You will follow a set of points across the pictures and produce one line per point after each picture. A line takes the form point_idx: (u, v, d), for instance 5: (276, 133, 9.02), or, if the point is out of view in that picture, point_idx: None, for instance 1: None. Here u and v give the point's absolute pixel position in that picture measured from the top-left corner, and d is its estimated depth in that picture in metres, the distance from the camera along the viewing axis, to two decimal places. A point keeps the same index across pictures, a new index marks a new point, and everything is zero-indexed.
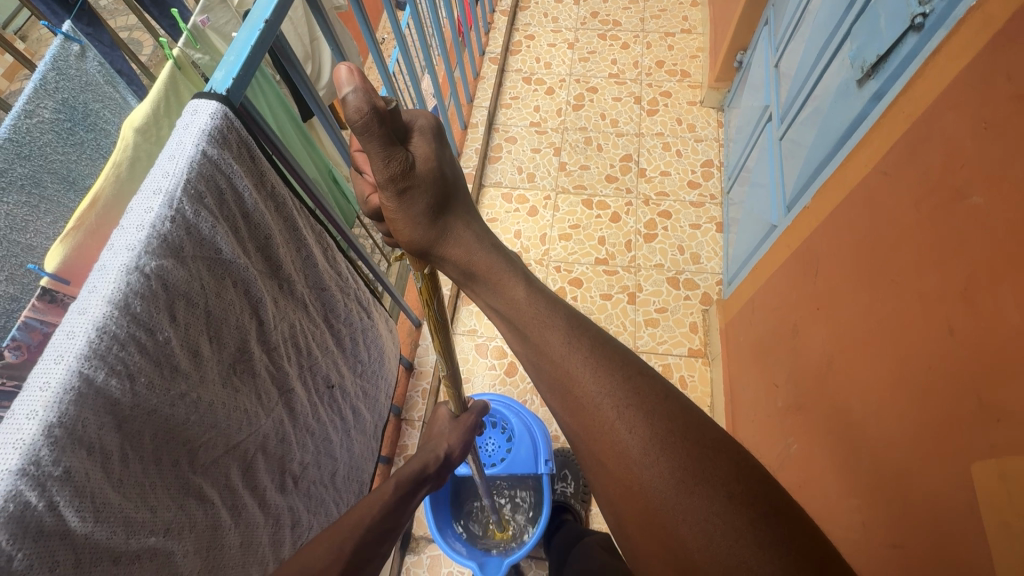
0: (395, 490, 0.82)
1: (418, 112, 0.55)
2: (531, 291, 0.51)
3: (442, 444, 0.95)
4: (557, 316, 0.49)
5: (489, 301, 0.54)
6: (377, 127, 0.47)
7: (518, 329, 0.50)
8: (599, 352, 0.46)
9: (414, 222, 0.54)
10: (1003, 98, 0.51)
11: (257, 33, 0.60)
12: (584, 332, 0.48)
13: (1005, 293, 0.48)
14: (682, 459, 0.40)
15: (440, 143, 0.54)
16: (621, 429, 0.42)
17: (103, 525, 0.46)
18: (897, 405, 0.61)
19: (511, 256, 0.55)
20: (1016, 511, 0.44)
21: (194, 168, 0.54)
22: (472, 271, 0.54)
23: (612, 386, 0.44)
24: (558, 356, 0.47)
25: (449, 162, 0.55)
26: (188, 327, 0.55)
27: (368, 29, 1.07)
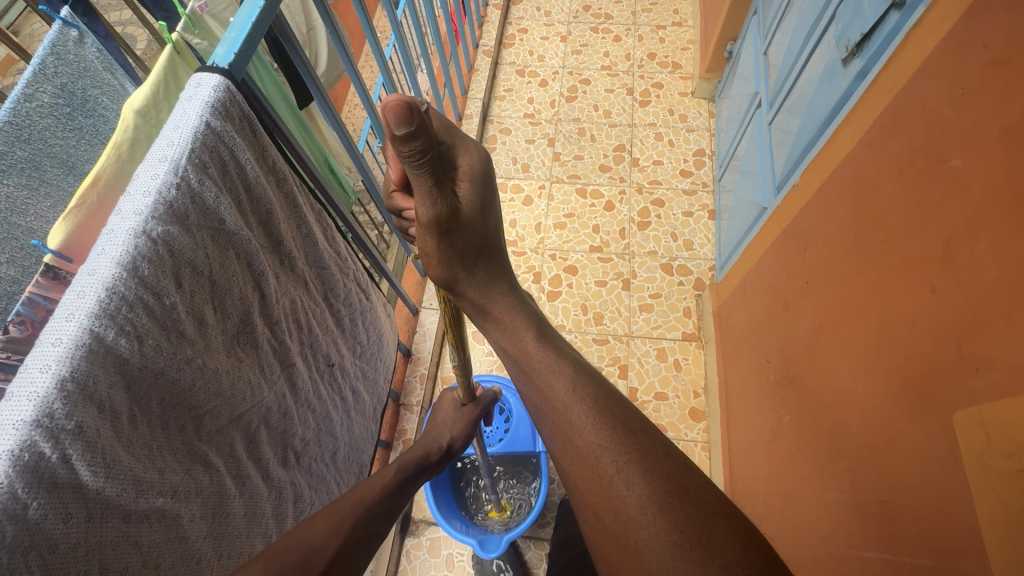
0: (396, 472, 0.83)
1: (468, 153, 0.58)
2: (539, 342, 0.58)
3: (444, 434, 0.97)
4: (565, 363, 0.56)
5: (498, 340, 0.61)
6: (427, 162, 0.50)
7: (526, 372, 0.57)
8: (600, 404, 0.51)
9: (446, 259, 0.58)
10: (979, 64, 0.53)
11: (257, 11, 0.62)
12: (587, 384, 0.54)
13: (983, 248, 0.50)
14: (679, 521, 0.43)
15: (482, 188, 0.58)
16: (619, 485, 0.46)
17: (114, 481, 0.47)
18: (883, 366, 0.64)
19: (523, 299, 0.63)
20: (995, 453, 0.46)
21: (198, 138, 0.55)
22: (486, 310, 0.61)
23: (613, 439, 0.48)
24: (563, 403, 0.52)
25: (489, 206, 0.59)
26: (193, 294, 0.56)
27: (366, 17, 1.08)
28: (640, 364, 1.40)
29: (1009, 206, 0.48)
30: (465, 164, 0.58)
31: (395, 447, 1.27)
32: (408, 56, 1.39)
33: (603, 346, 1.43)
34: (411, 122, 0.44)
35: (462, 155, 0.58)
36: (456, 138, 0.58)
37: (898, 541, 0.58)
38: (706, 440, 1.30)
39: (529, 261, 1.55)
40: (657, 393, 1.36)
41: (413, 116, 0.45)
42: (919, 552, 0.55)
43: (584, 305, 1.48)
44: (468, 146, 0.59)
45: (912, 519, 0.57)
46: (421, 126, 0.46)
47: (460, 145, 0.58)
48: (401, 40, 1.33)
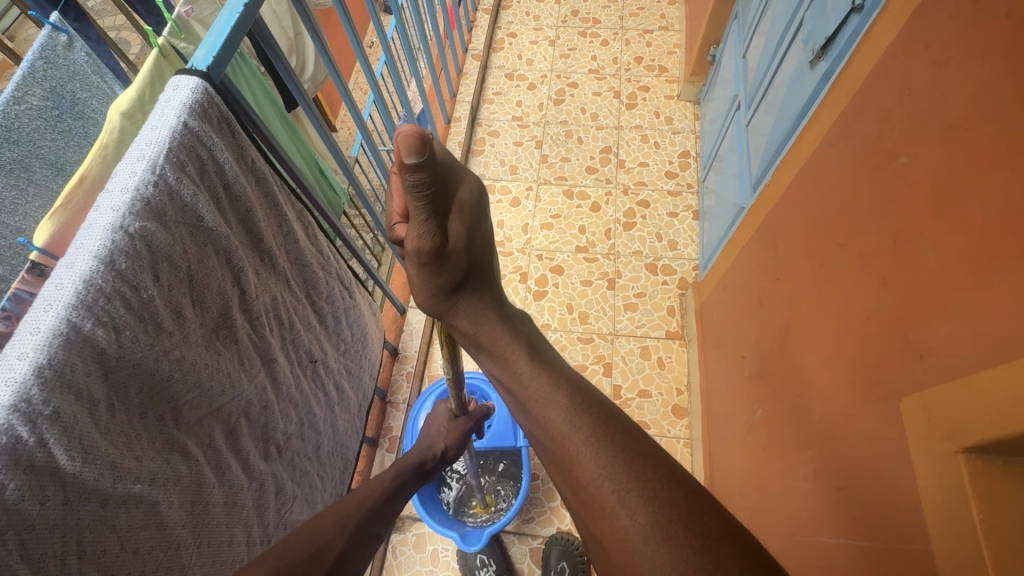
0: (394, 476, 0.87)
1: (464, 183, 0.57)
2: (534, 367, 0.57)
3: (438, 442, 0.99)
4: (560, 392, 0.54)
5: (494, 370, 0.60)
6: (428, 191, 0.52)
7: (521, 401, 0.56)
8: (600, 431, 0.49)
9: (428, 292, 0.60)
10: (923, 65, 0.55)
11: (237, 16, 0.64)
12: (585, 409, 0.52)
13: (925, 241, 0.53)
14: (683, 551, 0.42)
15: (474, 222, 0.57)
16: (622, 515, 0.44)
17: (91, 466, 0.49)
18: (842, 356, 0.66)
19: (516, 327, 0.61)
20: (934, 436, 0.48)
21: (176, 138, 0.57)
22: (477, 341, 0.61)
23: (614, 468, 0.47)
24: (560, 433, 0.51)
25: (479, 241, 0.59)
26: (171, 288, 0.58)
27: (351, 29, 1.11)
28: (624, 363, 1.42)
29: (947, 200, 0.50)
30: (464, 198, 0.56)
31: (381, 445, 1.29)
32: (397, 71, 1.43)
33: (588, 344, 1.45)
34: (423, 152, 0.47)
35: (462, 188, 0.56)
36: (459, 169, 0.57)
37: (855, 526, 0.60)
38: (688, 436, 1.32)
39: (516, 261, 1.58)
40: (641, 391, 1.38)
41: (425, 146, 0.48)
42: (873, 535, 0.57)
43: (570, 304, 1.50)
44: (470, 179, 0.58)
45: (866, 503, 0.59)
46: (431, 159, 0.49)
47: (461, 177, 0.57)
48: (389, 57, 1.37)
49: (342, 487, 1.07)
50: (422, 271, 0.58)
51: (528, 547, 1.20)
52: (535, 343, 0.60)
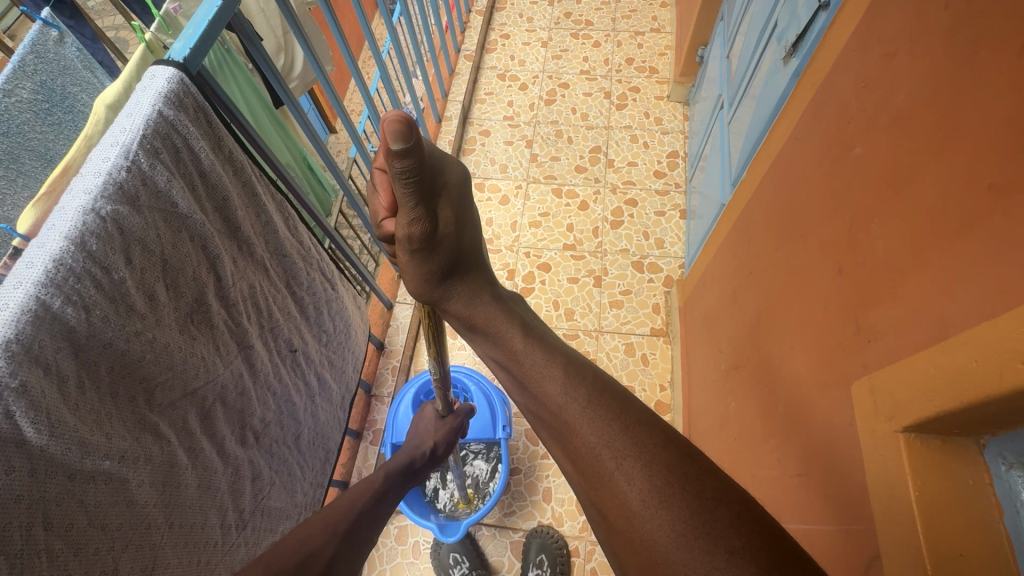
0: (384, 477, 0.89)
1: (449, 167, 0.58)
2: (527, 344, 0.55)
3: (427, 441, 1.00)
4: (555, 367, 0.52)
5: (489, 350, 0.59)
6: (415, 178, 0.50)
7: (518, 378, 0.54)
8: (595, 401, 0.47)
9: (420, 279, 0.59)
10: (876, 59, 0.57)
11: (216, 9, 0.65)
12: (580, 381, 0.50)
13: (874, 229, 0.54)
14: (683, 511, 0.39)
15: (459, 207, 0.59)
16: (620, 481, 0.42)
17: (58, 441, 0.51)
18: (804, 345, 0.67)
19: (510, 307, 0.61)
20: (879, 418, 0.49)
21: (150, 125, 0.59)
22: (473, 324, 0.60)
23: (610, 435, 0.45)
24: (556, 405, 0.49)
25: (466, 225, 0.60)
26: (144, 272, 0.60)
27: (334, 20, 1.11)
28: (608, 359, 1.43)
29: (893, 189, 0.51)
30: (448, 184, 0.57)
31: (365, 437, 1.30)
32: (393, 89, 1.45)
33: (573, 340, 1.46)
34: (409, 139, 0.45)
35: (446, 174, 0.57)
36: (440, 156, 0.57)
37: (812, 511, 0.62)
38: None
39: (503, 258, 1.59)
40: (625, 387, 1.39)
41: (411, 132, 0.45)
42: (827, 519, 0.58)
43: (556, 301, 1.52)
44: (451, 163, 0.59)
45: (821, 488, 0.60)
46: (418, 145, 0.47)
47: (444, 163, 0.57)
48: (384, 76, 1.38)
49: (323, 477, 1.08)
50: (414, 257, 0.57)
51: (509, 540, 1.21)
52: (528, 323, 0.59)
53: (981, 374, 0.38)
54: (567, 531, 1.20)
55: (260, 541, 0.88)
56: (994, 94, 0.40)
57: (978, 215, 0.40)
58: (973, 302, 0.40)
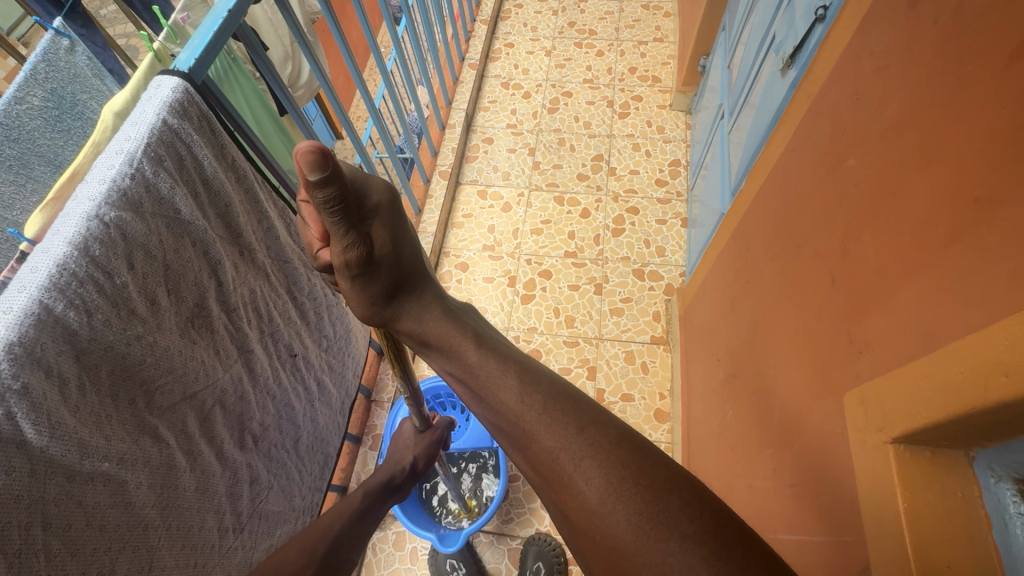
0: (364, 496, 0.88)
1: (372, 184, 0.57)
2: (481, 354, 0.55)
3: (407, 456, 1.00)
4: (510, 374, 0.52)
5: (443, 365, 0.58)
6: (340, 206, 0.48)
7: (473, 390, 0.54)
8: (551, 407, 0.48)
9: (366, 302, 0.58)
10: (868, 71, 0.58)
11: (219, 21, 0.67)
12: (536, 388, 0.50)
13: (866, 240, 0.54)
14: (637, 504, 0.40)
15: (392, 220, 0.58)
16: (578, 481, 0.42)
17: (58, 442, 0.52)
18: (798, 355, 0.67)
19: (461, 318, 0.60)
20: (870, 429, 0.49)
21: (154, 134, 0.61)
22: (425, 340, 0.59)
23: (567, 438, 0.45)
24: (512, 414, 0.49)
25: (403, 237, 0.59)
26: (146, 276, 0.61)
27: (339, 32, 1.13)
28: (608, 367, 1.43)
29: (884, 201, 0.51)
30: (377, 205, 0.56)
31: (364, 442, 1.31)
32: (398, 100, 1.46)
33: (573, 348, 1.46)
34: (327, 168, 0.43)
35: (373, 196, 0.56)
36: (366, 177, 0.56)
37: (805, 522, 0.62)
38: (669, 440, 1.33)
39: (505, 265, 1.60)
40: (624, 395, 1.39)
41: (328, 161, 0.43)
42: (819, 529, 0.58)
43: (557, 308, 1.52)
44: (377, 182, 0.58)
45: (814, 497, 0.60)
46: (337, 172, 0.45)
47: (370, 184, 0.56)
48: (390, 89, 1.40)
49: (321, 482, 1.09)
50: (354, 283, 0.56)
51: (506, 547, 1.21)
52: (481, 332, 0.58)
53: (966, 386, 0.38)
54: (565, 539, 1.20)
55: (258, 543, 0.89)
56: (979, 110, 0.40)
57: (964, 228, 0.41)
58: (959, 315, 0.40)
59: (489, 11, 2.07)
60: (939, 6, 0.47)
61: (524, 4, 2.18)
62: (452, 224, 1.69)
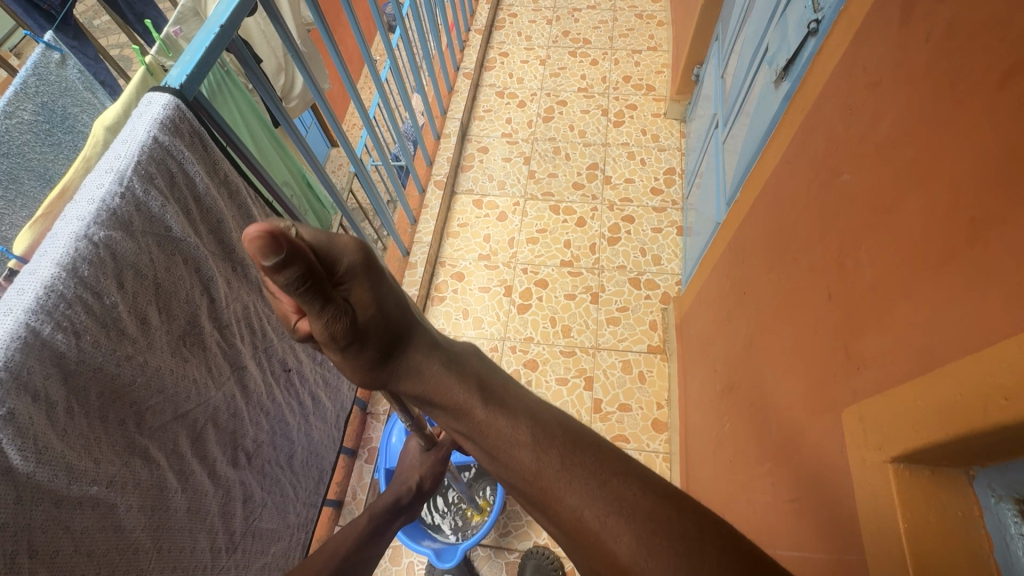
0: (367, 520, 0.88)
1: (343, 248, 0.52)
2: (488, 411, 0.52)
3: (413, 476, 0.98)
4: (522, 430, 0.50)
5: (450, 423, 0.55)
6: (308, 284, 0.47)
7: (485, 449, 0.51)
8: (568, 461, 0.46)
9: (361, 370, 0.56)
10: (862, 86, 0.58)
11: (212, 36, 0.67)
12: (550, 441, 0.48)
13: (862, 255, 0.54)
14: (671, 559, 0.39)
15: (372, 281, 0.54)
16: (607, 540, 0.42)
17: (45, 467, 0.51)
18: (796, 369, 0.67)
19: (462, 367, 0.56)
20: (867, 446, 0.49)
21: (145, 152, 0.60)
22: (427, 397, 0.56)
23: (589, 493, 0.44)
24: (530, 472, 0.47)
25: (390, 294, 0.56)
26: (136, 295, 0.60)
27: (333, 44, 1.12)
28: (605, 377, 1.43)
29: (881, 216, 0.51)
30: (350, 267, 0.53)
31: (359, 455, 1.30)
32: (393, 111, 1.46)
33: (570, 358, 1.46)
34: (278, 251, 0.42)
35: (345, 260, 0.52)
36: (331, 239, 0.51)
37: (805, 538, 0.61)
38: (667, 451, 1.33)
39: (501, 274, 1.60)
40: (621, 405, 1.39)
41: (279, 243, 0.43)
42: (819, 546, 0.58)
43: (553, 318, 1.52)
44: (346, 237, 0.52)
45: (814, 513, 0.59)
46: (292, 251, 0.44)
47: (338, 246, 0.52)
48: (385, 101, 1.40)
49: (317, 497, 1.07)
50: (345, 352, 0.55)
51: (504, 561, 1.19)
52: (487, 383, 0.55)
53: (966, 407, 0.37)
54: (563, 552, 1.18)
55: (252, 563, 0.87)
56: (972, 129, 0.40)
57: (959, 248, 0.40)
58: (956, 334, 0.40)
59: (483, 21, 2.07)
60: (932, 24, 0.47)
61: (518, 14, 2.19)
62: (448, 234, 1.69)
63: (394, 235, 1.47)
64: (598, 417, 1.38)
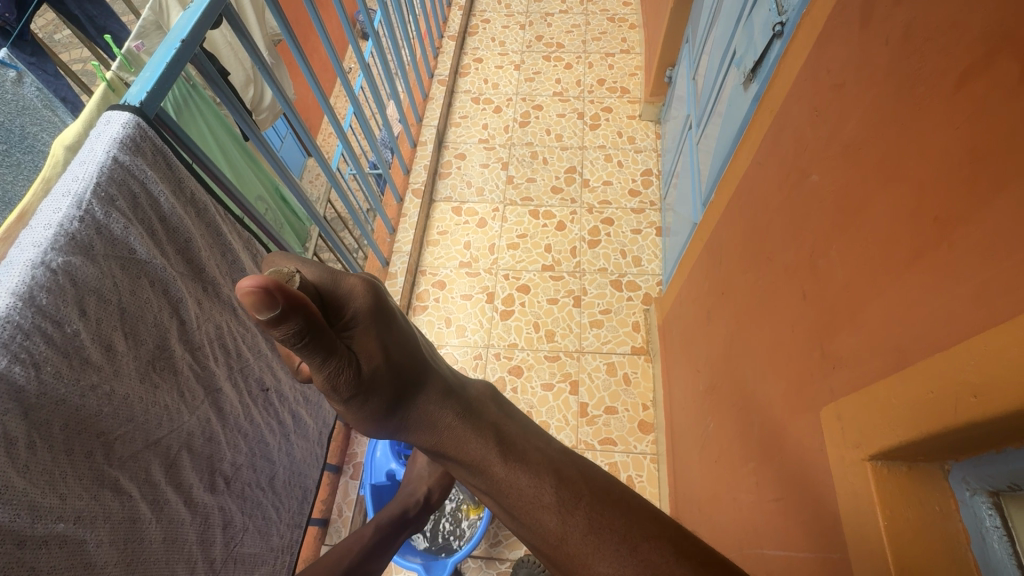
0: (373, 531, 0.92)
1: (353, 292, 0.54)
2: (509, 469, 0.51)
3: (421, 487, 0.99)
4: (546, 492, 0.49)
5: (467, 476, 0.54)
6: (308, 339, 0.46)
7: (506, 508, 0.51)
8: (597, 525, 0.47)
9: (368, 419, 0.55)
10: (826, 88, 0.59)
11: (173, 52, 0.65)
12: (576, 504, 0.48)
13: (833, 255, 0.55)
14: None
15: (379, 329, 0.55)
16: None
17: (5, 507, 0.49)
18: (775, 368, 0.67)
19: (480, 418, 0.55)
20: (846, 445, 0.49)
21: (104, 173, 0.58)
22: (441, 449, 0.55)
23: (620, 560, 0.44)
24: (556, 538, 0.47)
25: (399, 339, 0.57)
26: (100, 322, 0.58)
27: (302, 56, 1.11)
28: (590, 380, 1.43)
29: (850, 215, 0.52)
30: (357, 313, 0.54)
31: (345, 472, 1.28)
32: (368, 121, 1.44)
33: (555, 362, 1.46)
34: (272, 305, 0.40)
35: (353, 305, 0.53)
36: (336, 281, 0.53)
37: (790, 536, 0.61)
38: (654, 452, 1.33)
39: (482, 281, 1.59)
40: (608, 408, 1.39)
41: (274, 298, 0.40)
42: (804, 544, 0.58)
43: (536, 323, 1.52)
44: (352, 281, 0.54)
45: (798, 511, 0.60)
46: (290, 306, 0.42)
47: (345, 290, 0.54)
48: (360, 112, 1.37)
49: (301, 517, 1.05)
50: (349, 403, 0.54)
51: (496, 572, 1.18)
52: (503, 432, 0.54)
53: (938, 403, 0.38)
54: None
55: None
56: (933, 129, 0.41)
57: (926, 246, 0.41)
58: (926, 331, 0.41)
59: (456, 27, 2.07)
60: (890, 26, 0.48)
61: (491, 20, 2.20)
62: (428, 242, 1.68)
63: (372, 246, 1.45)
64: (585, 421, 1.38)
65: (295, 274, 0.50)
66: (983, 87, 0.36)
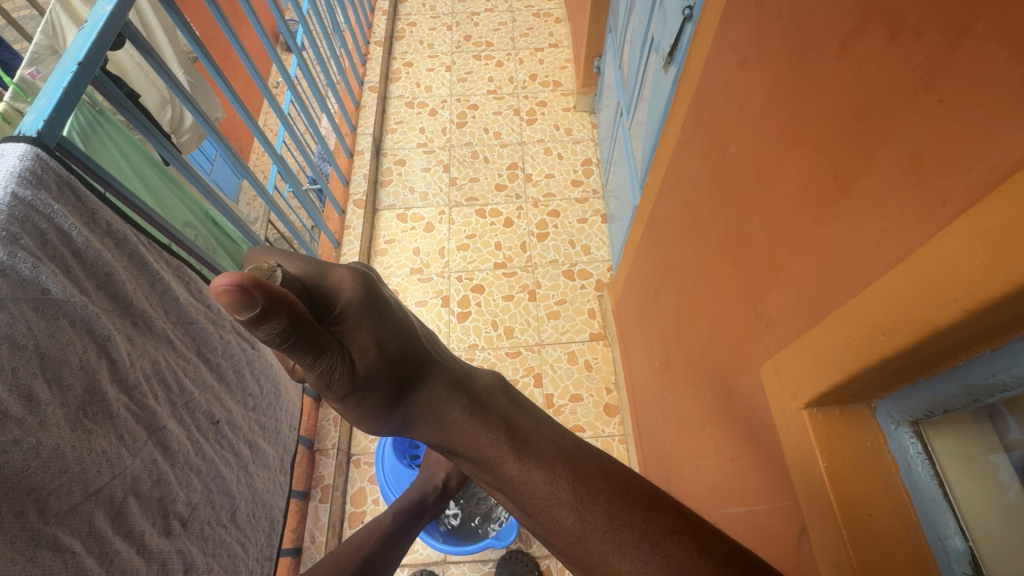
0: (392, 517, 0.94)
1: (343, 282, 0.53)
2: (522, 466, 0.49)
3: (439, 473, 1.03)
4: (564, 488, 0.48)
5: (478, 471, 0.54)
6: (295, 338, 0.46)
7: (519, 503, 0.51)
8: (618, 522, 0.45)
9: (369, 414, 0.54)
10: (733, 64, 0.62)
11: (69, 76, 0.61)
12: (594, 501, 0.47)
13: (755, 221, 0.58)
14: None
15: (373, 320, 0.54)
16: None
17: None
18: (718, 335, 0.70)
19: (489, 415, 0.53)
20: (785, 397, 0.52)
21: (4, 210, 0.54)
22: (450, 445, 0.54)
23: (642, 558, 0.43)
24: (575, 535, 0.46)
25: (399, 330, 0.56)
26: (16, 371, 0.54)
27: (219, 75, 1.06)
28: (553, 371, 1.44)
29: (766, 181, 0.55)
30: (346, 305, 0.53)
31: (313, 496, 1.24)
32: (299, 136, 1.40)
33: (516, 358, 1.47)
34: (245, 303, 0.40)
35: (341, 297, 0.53)
36: (322, 274, 0.54)
37: (749, 492, 0.64)
38: (622, 433, 1.36)
39: (435, 286, 1.58)
40: (573, 396, 1.41)
41: (250, 297, 0.40)
42: (761, 497, 0.61)
43: (494, 321, 1.52)
44: (340, 273, 0.54)
45: (753, 466, 0.62)
46: (269, 305, 0.42)
47: (333, 283, 0.53)
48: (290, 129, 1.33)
49: (271, 549, 1.01)
50: (346, 401, 0.53)
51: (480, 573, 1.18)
52: (515, 426, 0.53)
53: (855, 346, 0.41)
54: (537, 552, 1.18)
55: None
56: (824, 95, 0.44)
57: (830, 203, 0.44)
58: (838, 280, 0.43)
59: (381, 32, 2.04)
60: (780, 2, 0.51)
61: (417, 23, 2.18)
62: (376, 252, 1.65)
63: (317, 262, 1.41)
64: (552, 412, 1.39)
65: (276, 270, 0.52)
66: (860, 52, 0.39)
